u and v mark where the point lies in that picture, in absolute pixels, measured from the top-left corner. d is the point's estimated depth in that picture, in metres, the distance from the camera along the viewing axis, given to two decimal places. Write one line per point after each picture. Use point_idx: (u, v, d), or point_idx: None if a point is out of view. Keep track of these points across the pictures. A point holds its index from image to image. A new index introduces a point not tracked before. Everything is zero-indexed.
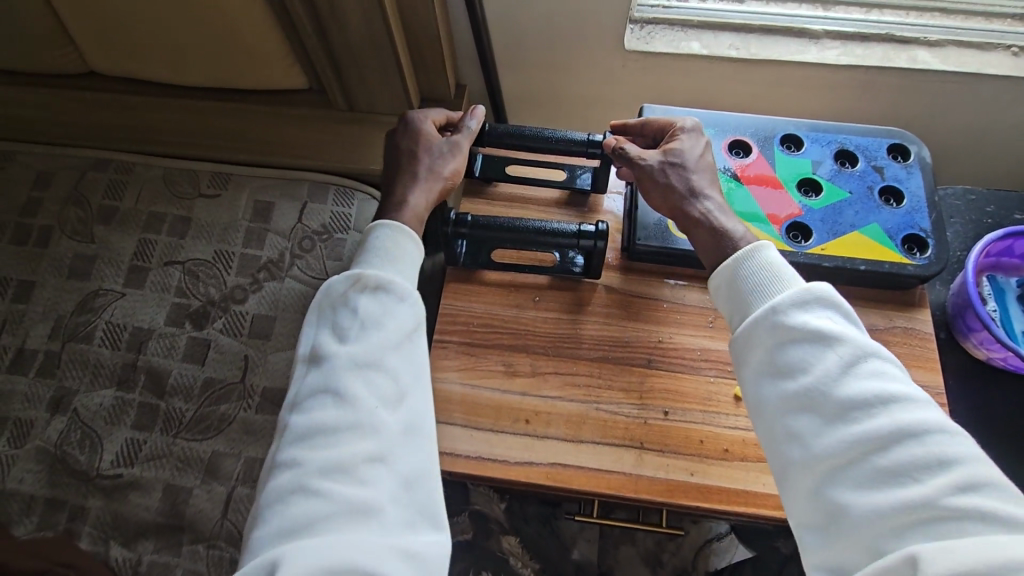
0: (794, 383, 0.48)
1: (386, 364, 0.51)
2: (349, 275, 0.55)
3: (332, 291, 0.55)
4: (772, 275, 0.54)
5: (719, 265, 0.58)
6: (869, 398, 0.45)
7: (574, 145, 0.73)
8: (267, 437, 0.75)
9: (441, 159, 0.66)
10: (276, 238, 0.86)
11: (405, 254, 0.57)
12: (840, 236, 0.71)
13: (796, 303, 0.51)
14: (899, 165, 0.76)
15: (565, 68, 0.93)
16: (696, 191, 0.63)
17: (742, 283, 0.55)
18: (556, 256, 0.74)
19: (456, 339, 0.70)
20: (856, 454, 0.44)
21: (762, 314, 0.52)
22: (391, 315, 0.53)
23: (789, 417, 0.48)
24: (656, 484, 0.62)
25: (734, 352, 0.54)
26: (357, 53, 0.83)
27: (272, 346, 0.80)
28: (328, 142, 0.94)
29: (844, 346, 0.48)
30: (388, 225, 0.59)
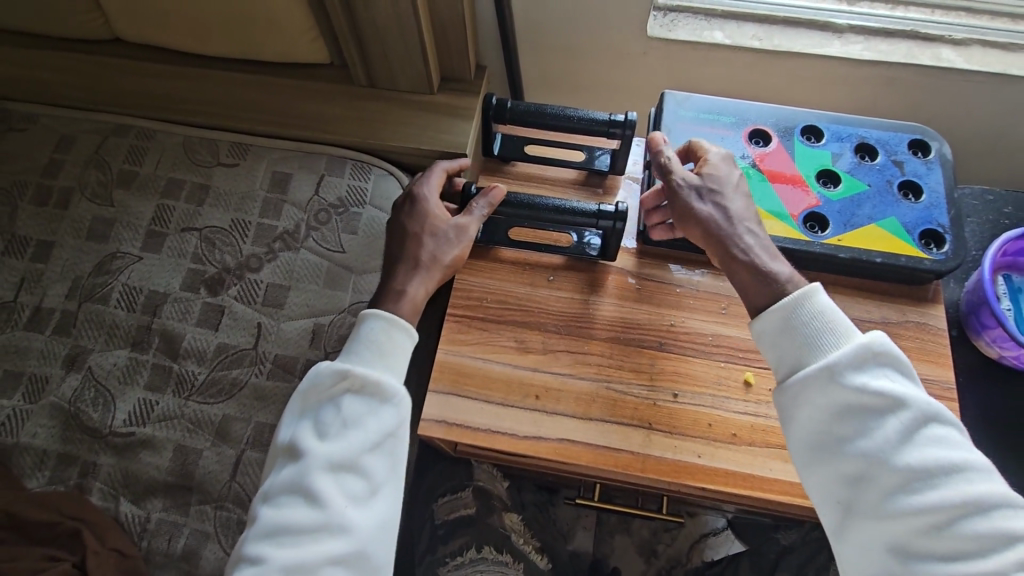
0: (855, 447, 0.52)
1: (361, 466, 0.56)
2: (336, 368, 0.59)
3: (319, 382, 0.59)
4: (829, 328, 0.55)
5: (766, 309, 0.58)
6: (930, 469, 0.49)
7: (596, 126, 0.73)
8: (278, 404, 0.76)
9: (446, 244, 0.67)
10: (292, 209, 0.87)
11: (397, 347, 0.60)
12: (857, 228, 0.71)
13: (855, 366, 0.53)
14: (919, 160, 0.76)
15: (586, 54, 0.93)
16: (732, 226, 0.62)
17: (797, 329, 0.56)
18: (572, 237, 0.75)
19: (469, 314, 0.70)
20: (923, 520, 0.48)
21: (819, 371, 0.54)
22: (372, 417, 0.58)
23: (848, 478, 0.52)
24: (662, 465, 0.63)
25: (781, 405, 0.56)
26: (380, 28, 0.83)
27: (285, 315, 0.80)
28: (346, 117, 0.94)
29: (905, 412, 0.51)
30: (380, 316, 0.61)
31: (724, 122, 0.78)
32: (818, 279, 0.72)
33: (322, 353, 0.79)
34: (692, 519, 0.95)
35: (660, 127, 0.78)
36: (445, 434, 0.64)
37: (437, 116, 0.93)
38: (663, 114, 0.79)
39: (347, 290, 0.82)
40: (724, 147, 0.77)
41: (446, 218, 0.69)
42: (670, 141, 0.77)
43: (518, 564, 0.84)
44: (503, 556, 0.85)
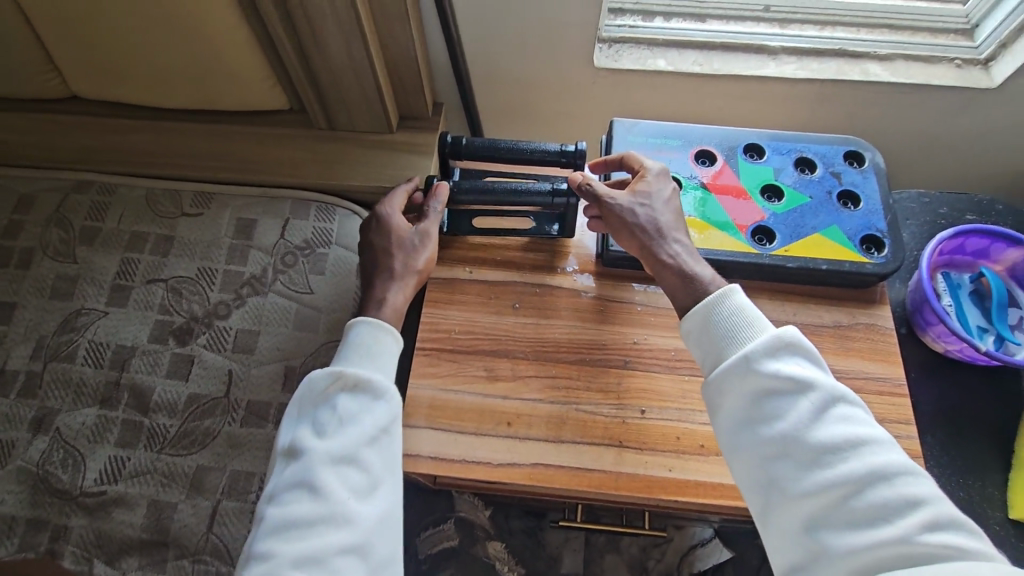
0: (771, 429, 0.54)
1: (359, 459, 0.57)
2: (328, 371, 0.60)
3: (312, 385, 0.61)
4: (749, 321, 0.59)
5: (691, 309, 0.62)
6: (840, 444, 0.52)
7: (547, 157, 0.75)
8: (252, 451, 0.75)
9: (414, 251, 0.70)
10: (259, 254, 0.88)
11: (383, 349, 0.62)
12: (802, 238, 0.75)
13: (770, 352, 0.56)
14: (855, 170, 0.80)
15: (538, 86, 0.97)
16: (660, 233, 0.66)
17: (717, 327, 0.60)
18: (535, 265, 0.77)
19: (438, 346, 0.72)
20: (834, 495, 0.50)
21: (737, 361, 0.57)
22: (366, 412, 0.59)
23: (769, 461, 0.53)
24: (635, 481, 0.64)
25: (706, 398, 0.59)
26: (336, 74, 0.85)
27: (256, 360, 0.80)
28: (309, 160, 0.96)
29: (815, 393, 0.54)
30: (366, 320, 0.63)
31: (671, 145, 0.82)
32: (771, 290, 0.75)
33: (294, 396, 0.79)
34: (680, 531, 0.93)
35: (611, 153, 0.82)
36: (421, 468, 0.65)
37: (398, 154, 0.96)
38: (613, 141, 0.82)
39: (318, 330, 0.83)
40: (673, 169, 0.80)
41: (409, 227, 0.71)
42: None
43: None
44: None
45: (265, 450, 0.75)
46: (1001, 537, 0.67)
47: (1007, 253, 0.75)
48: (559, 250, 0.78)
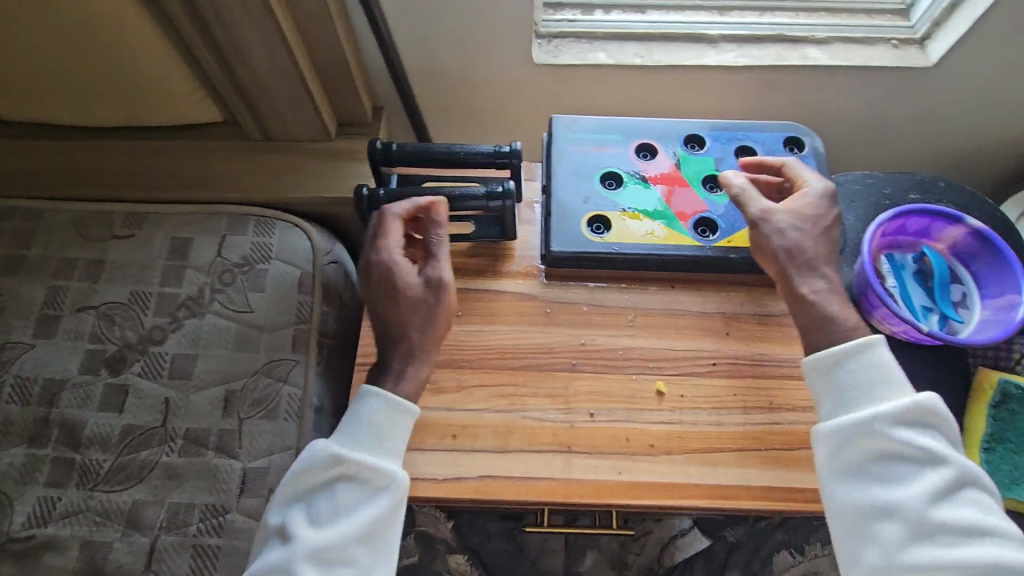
0: (890, 494, 0.55)
1: (349, 557, 0.55)
2: (330, 454, 0.57)
3: (313, 463, 0.58)
4: (885, 379, 0.58)
5: (818, 355, 0.61)
6: (963, 527, 0.53)
7: (480, 158, 0.73)
8: (192, 481, 0.72)
9: (427, 317, 0.62)
10: (194, 274, 0.84)
11: (392, 429, 0.59)
12: (745, 228, 0.74)
13: (915, 419, 0.57)
14: (795, 156, 0.80)
15: (479, 87, 0.95)
16: (801, 270, 0.63)
17: (850, 377, 0.59)
18: (476, 270, 0.75)
19: (378, 361, 0.69)
20: (943, 573, 0.52)
21: (864, 419, 0.57)
22: (365, 505, 0.57)
23: (880, 524, 0.55)
24: (585, 487, 0.63)
25: (817, 439, 0.59)
26: (265, 82, 0.82)
27: (194, 386, 0.77)
28: (246, 174, 0.92)
29: (948, 468, 0.55)
30: (373, 393, 0.60)
31: (611, 140, 0.81)
32: (718, 281, 0.74)
33: (235, 421, 0.75)
34: (659, 522, 0.87)
35: (551, 151, 0.80)
36: None
37: (338, 162, 0.93)
38: (553, 138, 0.81)
39: (258, 350, 0.80)
40: (614, 164, 0.79)
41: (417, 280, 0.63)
42: (561, 163, 0.79)
43: None
44: None
45: (206, 480, 0.72)
46: None
47: (947, 231, 0.74)
48: (504, 253, 0.76)
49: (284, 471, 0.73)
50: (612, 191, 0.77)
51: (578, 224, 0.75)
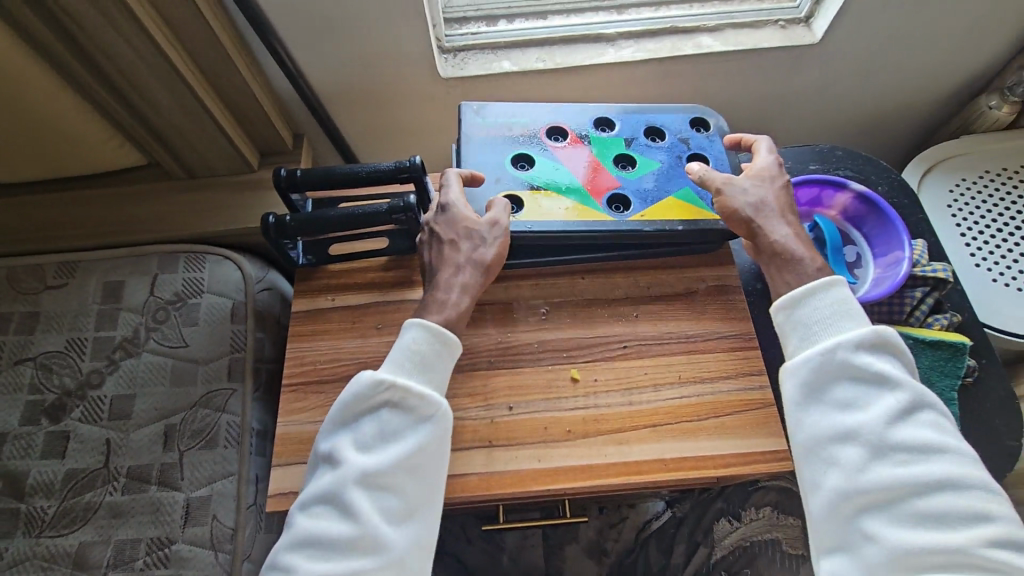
0: (848, 416, 0.58)
1: (394, 484, 0.59)
2: (374, 382, 0.62)
3: (359, 395, 0.62)
4: (849, 307, 0.61)
5: (783, 297, 0.64)
6: (921, 447, 0.55)
7: (382, 175, 0.75)
8: (137, 517, 0.74)
9: (483, 242, 0.70)
10: (129, 315, 0.86)
11: (434, 360, 0.64)
12: (657, 201, 0.76)
13: (866, 344, 0.59)
14: (703, 135, 0.83)
15: (393, 104, 0.98)
16: (767, 216, 0.69)
17: (812, 314, 0.62)
18: (397, 282, 0.77)
19: (304, 379, 0.72)
20: (900, 490, 0.54)
21: (826, 348, 0.60)
22: (407, 432, 0.61)
23: (838, 445, 0.57)
24: (507, 478, 0.65)
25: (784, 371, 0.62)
26: (177, 124, 0.85)
27: (134, 424, 0.79)
28: (173, 212, 0.94)
29: (904, 393, 0.57)
30: (416, 326, 0.65)
31: (521, 124, 0.82)
32: (626, 269, 0.77)
33: (176, 453, 0.77)
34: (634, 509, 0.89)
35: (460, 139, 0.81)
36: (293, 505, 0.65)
37: (263, 192, 0.95)
38: (462, 126, 0.82)
39: (195, 382, 0.82)
40: (525, 147, 0.81)
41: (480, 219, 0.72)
42: (470, 148, 0.80)
43: None
44: None
45: (151, 514, 0.74)
46: None
47: (836, 198, 0.79)
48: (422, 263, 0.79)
49: (226, 497, 0.75)
50: (523, 171, 0.79)
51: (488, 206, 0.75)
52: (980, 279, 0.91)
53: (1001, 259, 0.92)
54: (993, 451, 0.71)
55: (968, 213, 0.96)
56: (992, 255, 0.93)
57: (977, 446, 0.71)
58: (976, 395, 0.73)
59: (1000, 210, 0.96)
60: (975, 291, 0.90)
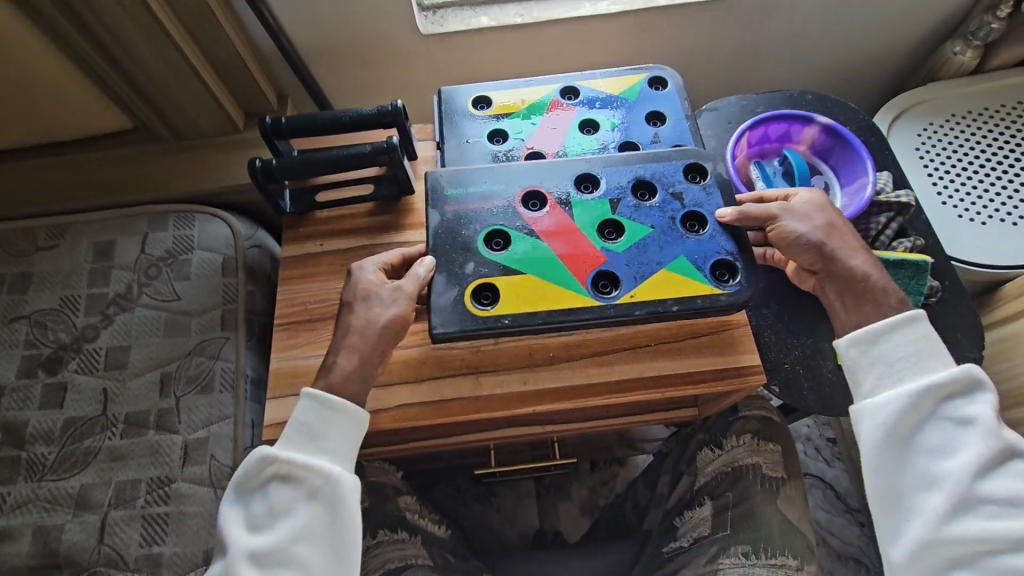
0: (933, 463, 0.59)
1: (295, 557, 0.59)
2: (261, 458, 0.61)
3: (249, 471, 0.62)
4: (932, 344, 0.62)
5: (856, 334, 0.64)
6: (1010, 500, 0.57)
7: (365, 120, 0.77)
8: (137, 460, 0.76)
9: (378, 306, 0.65)
10: (121, 272, 0.88)
11: (326, 429, 0.62)
12: (648, 277, 0.68)
13: (954, 388, 0.60)
14: (698, 185, 0.73)
15: (374, 62, 1.00)
16: (842, 253, 0.65)
17: (889, 352, 0.62)
18: (384, 224, 0.80)
19: (295, 319, 0.74)
20: (985, 544, 0.56)
21: (915, 391, 0.60)
22: (299, 505, 0.60)
23: (924, 493, 0.59)
24: (494, 401, 0.68)
25: (861, 409, 0.62)
26: (161, 82, 0.86)
27: (130, 373, 0.81)
28: (161, 174, 0.95)
29: (994, 442, 0.58)
30: (303, 399, 0.62)
31: (489, 192, 0.73)
32: None
33: (173, 399, 0.79)
34: (624, 466, 1.08)
35: (428, 212, 0.72)
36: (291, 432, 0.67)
37: (250, 153, 0.97)
38: (430, 196, 0.73)
39: (189, 333, 0.83)
40: (497, 220, 0.71)
41: (382, 282, 0.67)
42: (441, 226, 0.71)
43: (416, 538, 0.79)
44: (400, 534, 0.78)
45: (150, 456, 0.76)
46: (842, 381, 0.74)
47: (805, 133, 0.83)
48: (405, 207, 0.81)
49: (224, 438, 0.78)
50: (495, 253, 0.70)
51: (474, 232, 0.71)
52: (945, 214, 0.95)
53: (965, 196, 0.96)
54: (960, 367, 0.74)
55: (933, 154, 1.00)
56: (956, 192, 0.96)
57: None
58: (941, 315, 0.77)
59: (963, 150, 0.99)
60: (941, 226, 0.94)
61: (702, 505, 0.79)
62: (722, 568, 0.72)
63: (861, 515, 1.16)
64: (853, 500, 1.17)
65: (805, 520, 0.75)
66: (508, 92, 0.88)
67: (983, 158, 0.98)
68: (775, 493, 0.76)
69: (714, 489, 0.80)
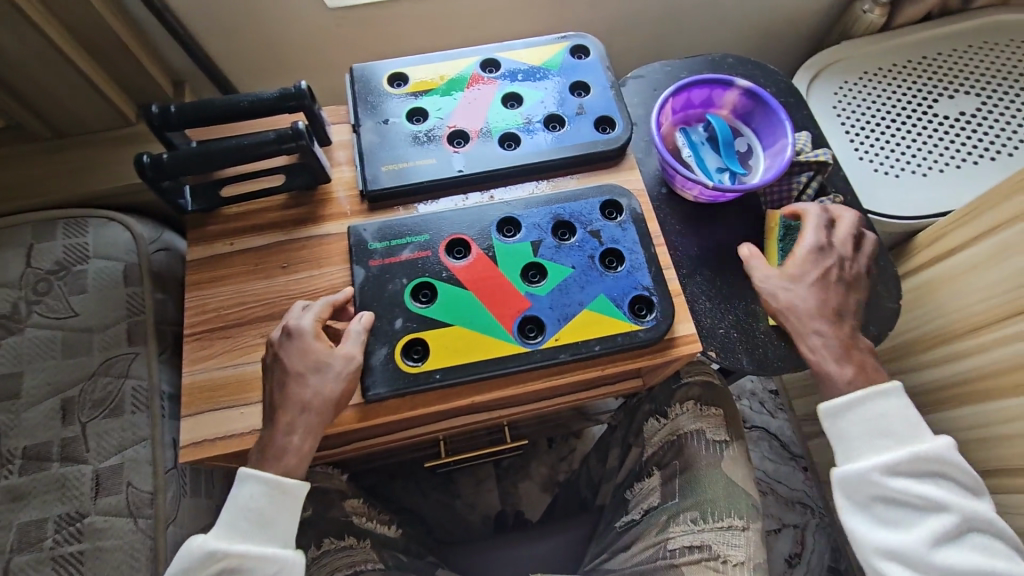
0: (896, 536, 0.64)
1: None
2: (208, 550, 0.59)
3: (193, 564, 0.59)
4: (901, 420, 0.66)
5: (834, 403, 0.68)
6: (967, 570, 0.62)
7: (266, 105, 0.70)
8: (42, 498, 0.68)
9: (305, 358, 0.62)
10: (4, 291, 0.78)
11: (275, 513, 0.61)
12: (571, 318, 0.67)
13: (914, 466, 0.65)
14: (613, 222, 0.73)
15: (279, 39, 0.92)
16: (807, 317, 0.69)
17: (862, 423, 0.67)
18: (300, 217, 0.74)
19: (209, 327, 0.68)
20: None
21: (876, 466, 0.65)
22: None
23: (889, 562, 0.64)
24: (430, 397, 0.65)
25: (834, 481, 0.68)
26: (27, 72, 0.76)
27: (25, 403, 0.72)
28: (43, 176, 0.85)
29: (951, 515, 0.63)
30: (248, 482, 0.60)
31: (414, 243, 0.71)
32: (529, 184, 0.77)
33: (78, 426, 0.72)
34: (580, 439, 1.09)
35: (352, 268, 0.70)
36: (211, 450, 0.62)
37: (146, 146, 0.88)
38: (355, 252, 0.71)
39: (92, 352, 0.76)
40: (423, 271, 0.69)
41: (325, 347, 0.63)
42: (367, 282, 0.69)
43: (364, 542, 0.76)
44: (347, 540, 0.75)
45: (57, 492, 0.69)
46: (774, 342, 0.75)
47: (726, 97, 0.82)
48: (323, 197, 0.75)
49: (142, 463, 0.71)
50: (423, 306, 0.68)
51: (399, 284, 0.69)
52: (863, 170, 0.98)
53: (880, 151, 0.99)
54: (883, 319, 0.77)
55: (849, 112, 1.02)
56: (872, 148, 0.99)
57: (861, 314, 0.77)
58: None
59: (877, 107, 1.02)
60: (859, 182, 0.97)
61: (651, 476, 0.80)
62: (673, 536, 0.72)
63: (804, 460, 1.21)
64: (795, 448, 1.22)
65: (748, 481, 0.75)
66: (425, 67, 0.83)
67: (893, 114, 1.02)
68: (719, 457, 0.76)
69: (661, 459, 0.80)
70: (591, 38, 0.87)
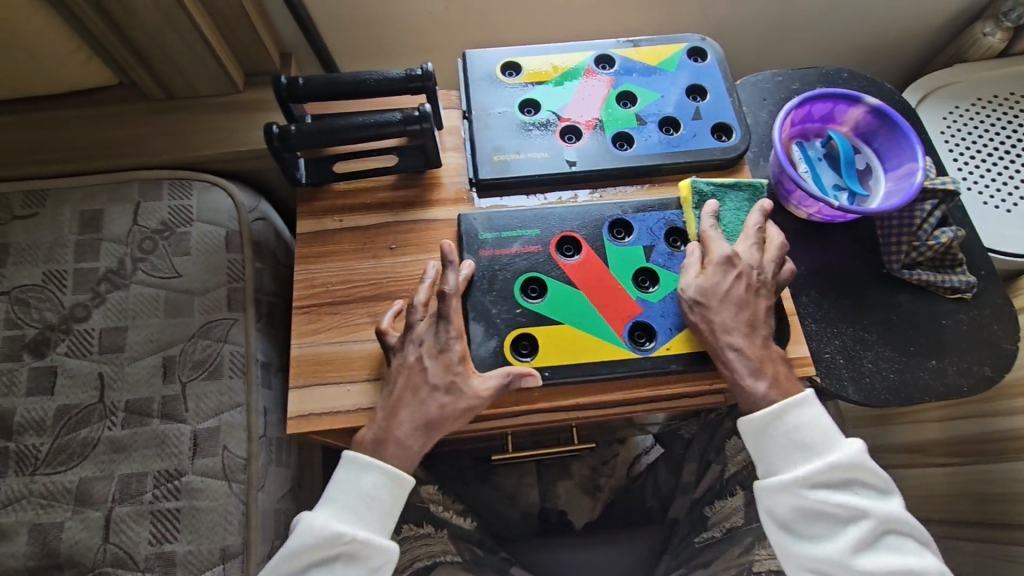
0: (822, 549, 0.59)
1: None
2: (325, 531, 0.58)
3: (309, 543, 0.58)
4: (813, 430, 0.60)
5: (750, 415, 0.62)
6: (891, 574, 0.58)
7: (392, 84, 0.70)
8: (143, 452, 0.71)
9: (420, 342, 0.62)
10: (110, 246, 0.79)
11: (388, 503, 0.60)
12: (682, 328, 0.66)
13: (828, 477, 0.59)
14: None
15: (388, 18, 0.92)
16: (722, 327, 0.62)
17: (780, 434, 0.61)
18: (409, 199, 0.74)
19: (317, 301, 0.68)
20: None
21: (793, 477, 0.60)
22: None
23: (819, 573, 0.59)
24: (535, 394, 0.64)
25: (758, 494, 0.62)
26: (155, 35, 0.77)
27: (128, 357, 0.74)
28: (150, 135, 0.86)
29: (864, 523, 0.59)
30: (369, 466, 0.60)
31: (524, 237, 0.70)
32: (639, 185, 0.76)
33: (178, 385, 0.73)
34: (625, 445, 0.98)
35: (461, 257, 0.69)
36: (318, 425, 0.63)
37: (250, 115, 0.88)
38: (464, 240, 0.70)
39: (191, 314, 0.77)
40: (535, 267, 0.69)
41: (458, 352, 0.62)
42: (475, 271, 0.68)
43: (441, 531, 0.77)
44: (425, 528, 0.76)
45: (155, 448, 0.71)
46: (880, 373, 0.73)
47: (849, 113, 0.79)
48: (431, 181, 0.75)
49: (236, 428, 0.73)
50: (532, 302, 0.67)
51: (510, 278, 0.68)
52: (972, 202, 0.94)
53: (990, 182, 0.94)
54: (996, 362, 0.74)
55: (960, 139, 0.98)
56: (982, 179, 0.95)
57: (972, 353, 0.74)
58: (977, 305, 0.76)
59: (990, 136, 0.98)
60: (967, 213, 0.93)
61: (734, 495, 0.79)
62: (759, 559, 0.70)
63: None
64: None
65: None
66: (537, 58, 0.82)
67: (1006, 144, 0.97)
68: None
69: (745, 479, 0.79)
70: (709, 40, 0.84)
